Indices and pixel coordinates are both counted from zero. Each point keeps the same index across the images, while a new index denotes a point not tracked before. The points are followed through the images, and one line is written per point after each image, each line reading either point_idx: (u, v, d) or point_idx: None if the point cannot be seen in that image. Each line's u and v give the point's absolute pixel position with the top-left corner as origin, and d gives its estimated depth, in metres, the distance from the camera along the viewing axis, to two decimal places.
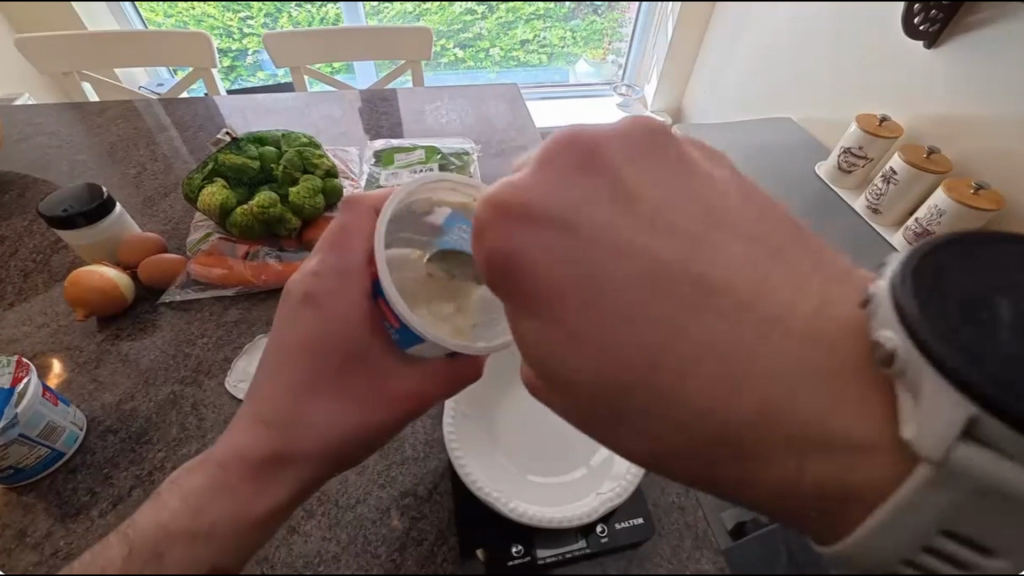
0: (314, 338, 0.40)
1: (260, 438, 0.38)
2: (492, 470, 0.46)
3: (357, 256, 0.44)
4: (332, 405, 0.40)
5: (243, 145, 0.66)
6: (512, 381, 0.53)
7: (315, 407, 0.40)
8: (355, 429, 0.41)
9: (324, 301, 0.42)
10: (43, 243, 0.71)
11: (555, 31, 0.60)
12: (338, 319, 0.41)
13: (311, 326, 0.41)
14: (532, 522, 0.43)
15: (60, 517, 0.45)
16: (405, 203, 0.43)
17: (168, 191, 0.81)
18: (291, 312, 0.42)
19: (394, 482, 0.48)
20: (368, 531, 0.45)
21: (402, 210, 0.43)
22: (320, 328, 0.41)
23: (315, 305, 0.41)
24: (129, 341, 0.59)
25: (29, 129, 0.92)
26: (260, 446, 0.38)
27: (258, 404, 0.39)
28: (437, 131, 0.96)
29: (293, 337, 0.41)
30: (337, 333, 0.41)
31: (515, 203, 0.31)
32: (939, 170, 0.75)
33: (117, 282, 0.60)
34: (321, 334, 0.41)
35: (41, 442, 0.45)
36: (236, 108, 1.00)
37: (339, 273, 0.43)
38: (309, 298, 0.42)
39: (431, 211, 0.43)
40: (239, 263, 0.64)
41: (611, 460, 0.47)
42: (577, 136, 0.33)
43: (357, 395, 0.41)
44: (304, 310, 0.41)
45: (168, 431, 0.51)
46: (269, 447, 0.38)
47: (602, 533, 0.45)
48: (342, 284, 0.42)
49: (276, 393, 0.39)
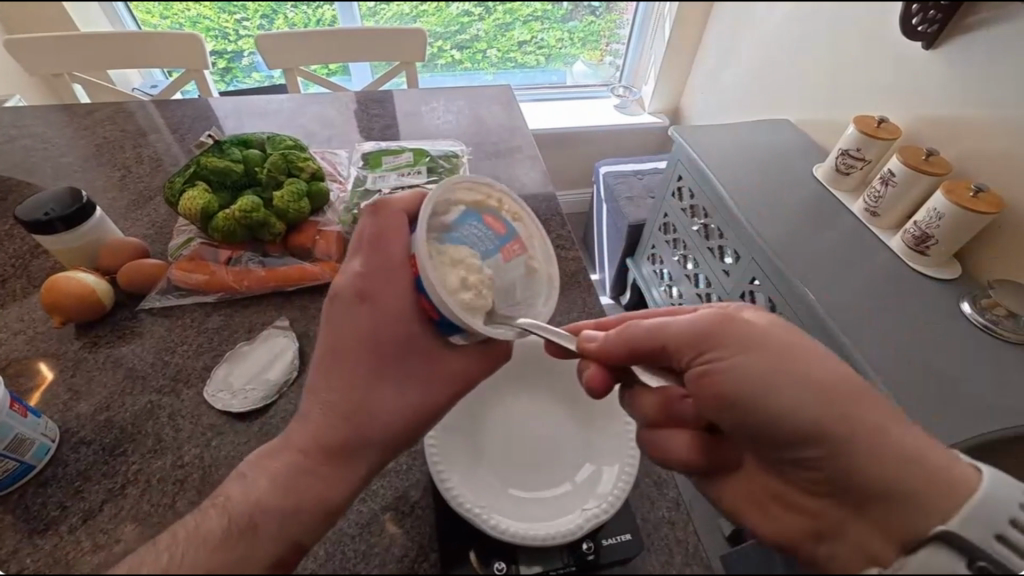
0: (375, 333, 0.43)
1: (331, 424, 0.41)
2: (475, 484, 0.45)
3: (399, 254, 0.44)
4: (400, 388, 0.43)
5: (225, 148, 0.65)
6: (498, 392, 0.52)
7: (383, 392, 0.43)
8: (423, 408, 0.44)
9: (377, 297, 0.43)
10: (23, 247, 0.69)
11: (555, 32, 0.57)
12: (392, 315, 0.43)
13: (368, 323, 0.43)
14: (515, 540, 0.42)
15: (27, 532, 0.43)
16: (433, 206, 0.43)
17: (153, 194, 0.79)
18: (347, 310, 0.44)
19: (375, 497, 0.46)
20: (347, 547, 0.43)
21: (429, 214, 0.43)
22: (378, 325, 0.43)
23: (370, 302, 0.43)
24: (108, 349, 0.58)
25: (13, 131, 0.90)
26: (333, 434, 0.41)
27: (328, 397, 0.42)
28: (431, 132, 0.95)
29: (353, 335, 0.43)
30: (395, 325, 0.43)
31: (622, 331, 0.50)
32: (938, 172, 0.71)
33: (95, 288, 0.58)
34: (382, 330, 0.43)
35: (8, 455, 0.44)
36: (227, 110, 0.98)
37: (386, 269, 0.44)
38: (363, 296, 0.43)
39: (447, 211, 0.43)
40: (221, 269, 0.62)
41: (598, 475, 0.46)
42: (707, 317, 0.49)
43: (417, 380, 0.44)
44: (360, 307, 0.43)
45: (143, 442, 0.49)
46: (341, 435, 0.41)
47: (589, 550, 0.43)
48: (389, 281, 0.44)
49: (350, 381, 0.42)
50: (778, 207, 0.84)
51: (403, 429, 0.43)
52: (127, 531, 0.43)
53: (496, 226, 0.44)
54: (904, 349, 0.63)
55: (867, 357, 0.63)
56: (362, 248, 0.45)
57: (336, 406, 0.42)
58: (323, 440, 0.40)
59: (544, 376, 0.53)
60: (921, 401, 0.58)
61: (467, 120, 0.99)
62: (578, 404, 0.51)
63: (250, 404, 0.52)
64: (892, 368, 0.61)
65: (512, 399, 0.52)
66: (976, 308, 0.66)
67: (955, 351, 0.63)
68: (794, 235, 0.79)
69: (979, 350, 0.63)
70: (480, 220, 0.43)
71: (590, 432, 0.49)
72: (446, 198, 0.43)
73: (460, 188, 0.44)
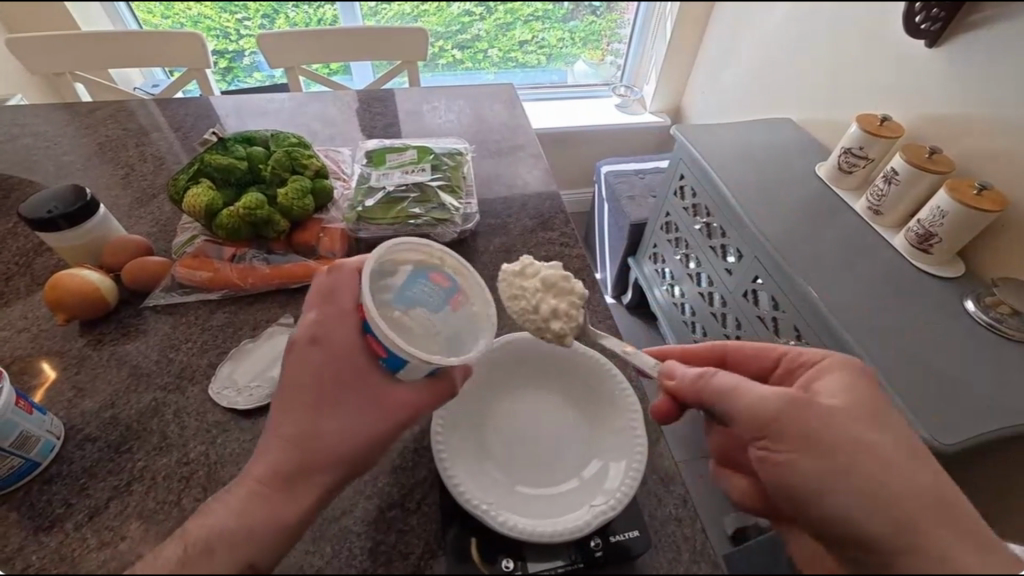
0: (324, 369, 0.43)
1: (285, 456, 0.40)
2: (480, 481, 0.45)
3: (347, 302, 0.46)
4: (344, 416, 0.42)
5: (229, 145, 0.65)
6: (504, 388, 0.52)
7: (333, 421, 0.42)
8: (367, 436, 0.42)
9: (325, 338, 0.44)
10: (26, 245, 0.69)
11: (555, 31, 0.61)
12: (338, 352, 0.44)
13: (317, 362, 0.43)
14: (522, 536, 0.42)
15: (32, 530, 0.43)
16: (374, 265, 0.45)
17: (157, 192, 0.79)
18: (296, 354, 0.44)
19: (381, 494, 0.46)
20: (354, 545, 0.43)
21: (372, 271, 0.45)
22: (326, 364, 0.43)
23: (319, 343, 0.44)
24: (113, 346, 0.57)
25: (16, 129, 0.90)
26: (288, 461, 0.40)
27: (280, 428, 0.42)
28: (433, 131, 0.94)
29: (302, 376, 0.43)
30: (341, 360, 0.43)
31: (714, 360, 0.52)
32: (940, 171, 0.71)
33: (99, 285, 0.58)
34: (329, 367, 0.43)
35: (13, 452, 0.44)
36: (229, 109, 0.98)
37: (331, 315, 0.45)
38: (313, 339, 0.44)
39: (393, 271, 0.46)
40: (226, 266, 0.62)
41: (605, 472, 0.46)
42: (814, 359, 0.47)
43: (369, 406, 0.42)
44: (309, 350, 0.44)
45: (148, 440, 0.49)
46: (293, 462, 0.40)
47: (596, 547, 0.43)
48: (335, 323, 0.45)
49: (299, 413, 0.42)
50: (782, 205, 0.84)
51: (349, 457, 0.41)
52: (133, 528, 0.43)
53: (442, 281, 0.47)
54: (904, 349, 0.63)
55: (871, 355, 0.63)
56: (314, 303, 0.47)
57: (295, 434, 0.41)
58: (278, 467, 0.40)
59: (549, 373, 0.53)
60: (923, 400, 0.57)
61: (468, 118, 0.98)
62: (585, 401, 0.51)
63: (254, 402, 0.52)
64: (892, 367, 0.61)
65: (519, 393, 0.51)
66: (979, 306, 0.66)
67: (955, 351, 0.62)
68: (797, 234, 0.79)
69: (982, 348, 0.62)
70: (426, 279, 0.46)
71: (596, 429, 0.49)
72: (390, 261, 0.46)
73: (406, 248, 0.47)
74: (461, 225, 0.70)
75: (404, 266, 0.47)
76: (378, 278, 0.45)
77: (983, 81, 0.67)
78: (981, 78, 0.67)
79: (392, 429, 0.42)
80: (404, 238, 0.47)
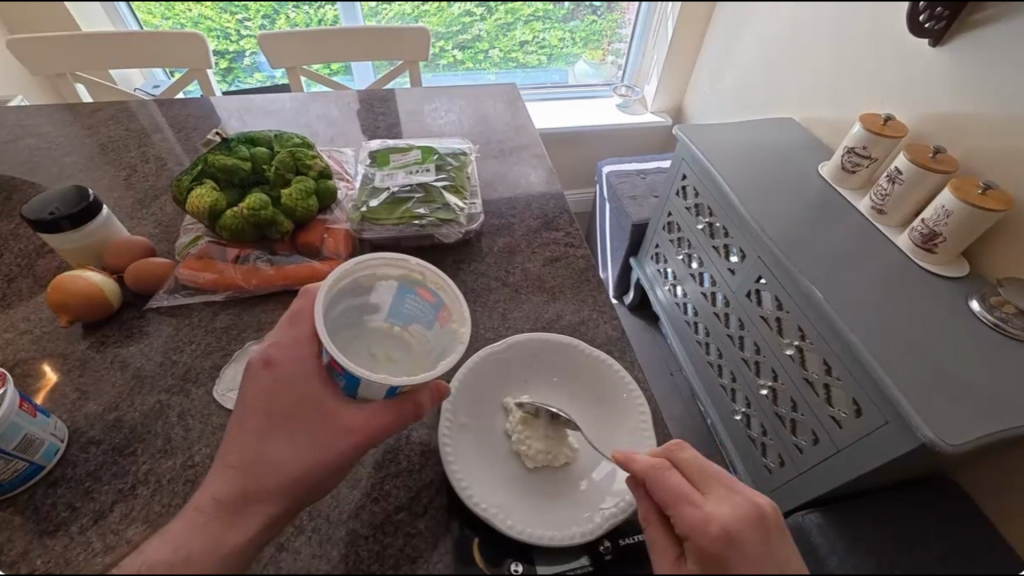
0: (277, 394, 0.43)
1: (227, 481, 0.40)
2: (488, 485, 0.45)
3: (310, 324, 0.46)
4: (294, 441, 0.41)
5: (233, 146, 0.65)
6: (507, 388, 0.51)
7: (280, 445, 0.41)
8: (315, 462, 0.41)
9: (279, 362, 0.44)
10: (29, 247, 0.69)
11: (557, 33, 0.57)
12: (291, 375, 0.43)
13: (269, 385, 0.43)
14: (530, 540, 0.41)
15: (36, 534, 0.43)
16: (349, 279, 0.45)
17: (159, 193, 0.79)
18: (250, 377, 0.44)
19: (388, 497, 0.46)
20: (361, 548, 0.43)
21: (347, 287, 0.45)
22: (278, 386, 0.43)
23: (272, 368, 0.44)
24: (116, 348, 0.57)
25: (18, 130, 0.90)
26: (230, 487, 0.39)
27: (227, 452, 0.41)
28: (435, 131, 0.94)
29: (253, 400, 0.43)
30: (295, 382, 0.43)
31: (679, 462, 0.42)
32: (945, 170, 0.70)
33: (102, 287, 0.58)
34: (281, 390, 0.43)
35: (17, 455, 0.44)
36: (231, 109, 0.98)
37: (288, 338, 0.45)
38: (267, 363, 0.44)
39: (373, 287, 0.46)
40: (230, 268, 0.62)
41: (614, 475, 0.46)
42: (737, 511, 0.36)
43: (320, 430, 0.42)
44: (262, 375, 0.43)
45: (153, 443, 0.49)
46: (236, 488, 0.39)
47: (606, 551, 0.43)
48: (291, 347, 0.45)
49: (248, 437, 0.41)
50: (786, 205, 0.83)
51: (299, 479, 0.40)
52: (138, 532, 0.43)
53: (428, 296, 0.46)
54: (909, 350, 0.62)
55: (876, 356, 0.62)
56: (279, 325, 0.47)
57: (245, 459, 0.41)
58: (220, 494, 0.39)
59: (557, 374, 0.53)
60: (930, 401, 0.57)
61: (470, 118, 0.98)
62: (595, 403, 0.51)
63: None
64: (897, 367, 0.61)
65: (530, 393, 0.51)
66: (984, 306, 0.66)
67: (960, 350, 0.62)
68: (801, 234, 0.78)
69: (988, 348, 0.62)
70: (411, 295, 0.46)
71: (604, 431, 0.49)
72: (370, 274, 0.46)
73: (383, 266, 0.46)
74: (465, 226, 0.70)
75: (382, 282, 0.46)
76: (357, 294, 0.46)
77: (988, 81, 0.66)
78: (984, 77, 0.66)
79: (342, 455, 0.42)
80: (383, 253, 0.45)
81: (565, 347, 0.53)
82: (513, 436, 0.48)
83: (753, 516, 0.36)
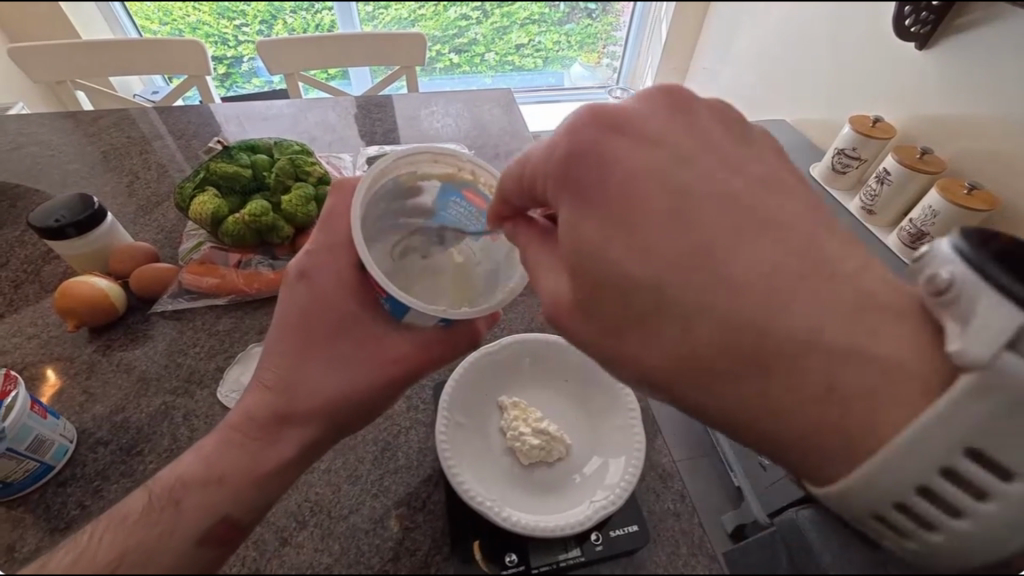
0: (308, 313, 0.44)
1: None
2: (483, 480, 0.46)
3: (345, 233, 0.46)
4: (328, 366, 0.43)
5: (234, 154, 0.66)
6: (500, 386, 0.53)
7: (312, 368, 0.42)
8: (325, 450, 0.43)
9: (316, 276, 0.45)
10: (35, 253, 0.71)
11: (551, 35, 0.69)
12: (325, 292, 0.44)
13: (304, 301, 0.44)
14: (524, 531, 0.43)
15: (49, 531, 0.44)
16: (386, 179, 0.44)
17: (162, 199, 0.81)
18: (287, 290, 0.45)
19: (388, 493, 0.47)
20: (361, 542, 0.44)
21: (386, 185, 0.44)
22: (312, 302, 0.44)
23: (308, 281, 0.44)
24: (122, 351, 0.59)
25: (22, 139, 0.91)
26: None
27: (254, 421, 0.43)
28: (432, 136, 0.95)
29: (289, 311, 0.44)
30: (329, 302, 0.44)
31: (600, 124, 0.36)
32: (932, 171, 0.70)
33: (108, 293, 0.59)
34: (317, 305, 0.44)
35: (29, 456, 0.45)
36: (231, 116, 0.99)
37: (326, 249, 0.46)
38: (303, 275, 0.45)
39: (414, 185, 0.45)
40: (232, 273, 0.64)
41: (605, 469, 0.47)
42: (592, 113, 0.36)
43: (356, 356, 0.43)
44: (298, 286, 0.44)
45: (159, 442, 0.50)
46: None
47: (597, 541, 0.45)
48: (328, 262, 0.45)
49: (279, 359, 0.43)
50: None
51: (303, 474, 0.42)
52: None
53: (476, 200, 0.46)
54: None
55: None
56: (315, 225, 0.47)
57: None
58: None
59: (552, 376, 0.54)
60: None
61: (466, 124, 0.98)
62: (582, 398, 0.53)
63: None
64: None
65: (522, 394, 0.53)
66: None
67: None
68: None
69: None
70: (459, 198, 0.45)
71: (597, 427, 0.51)
72: (411, 172, 0.45)
73: (429, 162, 0.45)
74: None
75: (427, 182, 0.45)
76: (396, 192, 0.45)
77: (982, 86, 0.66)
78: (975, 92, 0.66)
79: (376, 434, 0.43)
80: (426, 148, 0.44)
81: (558, 347, 0.54)
82: (507, 432, 0.49)
83: (580, 118, 0.36)
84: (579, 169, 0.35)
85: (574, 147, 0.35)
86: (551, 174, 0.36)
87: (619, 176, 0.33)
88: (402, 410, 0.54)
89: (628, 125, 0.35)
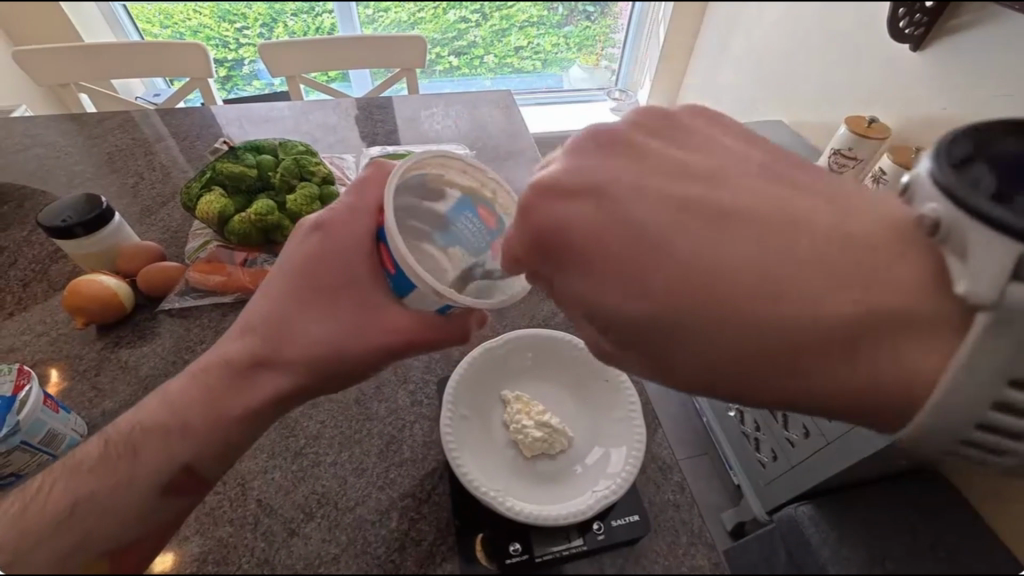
0: (316, 263, 0.44)
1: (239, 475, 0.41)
2: (485, 470, 0.47)
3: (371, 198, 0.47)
4: (322, 320, 0.43)
5: (240, 154, 0.67)
6: (505, 377, 0.54)
7: (304, 318, 0.43)
8: None
9: (331, 228, 0.46)
10: (42, 252, 0.71)
11: None
12: (338, 244, 0.45)
13: (315, 249, 0.45)
14: (529, 521, 0.44)
15: None
16: (418, 173, 0.45)
17: (167, 200, 0.82)
18: (302, 238, 0.47)
19: (393, 485, 0.48)
20: (368, 533, 0.45)
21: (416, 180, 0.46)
22: (323, 254, 0.45)
23: (323, 232, 0.46)
24: (129, 348, 0.59)
25: (27, 140, 0.92)
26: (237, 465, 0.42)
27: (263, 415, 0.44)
28: (432, 138, 0.97)
29: (300, 256, 0.45)
30: (338, 256, 0.45)
31: (558, 185, 0.35)
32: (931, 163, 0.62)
33: (116, 292, 0.60)
34: (325, 259, 0.44)
35: (41, 449, 0.47)
36: (233, 118, 1.00)
37: (351, 208, 0.46)
38: (318, 227, 0.46)
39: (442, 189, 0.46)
40: (238, 271, 0.65)
41: (607, 459, 0.49)
42: (540, 186, 0.36)
43: (350, 318, 0.43)
44: (313, 234, 0.46)
45: None
46: None
47: (599, 530, 0.46)
48: (347, 217, 0.46)
49: (280, 301, 0.44)
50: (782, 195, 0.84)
51: None
52: None
53: (490, 222, 0.46)
54: None
55: None
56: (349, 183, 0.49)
57: None
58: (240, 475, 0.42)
59: (562, 367, 0.55)
60: None
61: (465, 125, 0.98)
62: (582, 392, 0.54)
63: None
64: None
65: (531, 389, 0.54)
66: None
67: None
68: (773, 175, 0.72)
69: None
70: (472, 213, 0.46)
71: (599, 420, 0.52)
72: (440, 176, 0.46)
73: (460, 173, 0.46)
74: None
75: (452, 191, 0.46)
76: (421, 191, 0.46)
77: None
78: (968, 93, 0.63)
79: None
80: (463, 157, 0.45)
81: (560, 343, 0.55)
82: (510, 426, 0.50)
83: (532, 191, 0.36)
84: (557, 245, 0.34)
85: (540, 233, 0.35)
86: (528, 252, 0.36)
87: (600, 252, 0.32)
88: (406, 404, 0.55)
89: (579, 184, 0.34)
